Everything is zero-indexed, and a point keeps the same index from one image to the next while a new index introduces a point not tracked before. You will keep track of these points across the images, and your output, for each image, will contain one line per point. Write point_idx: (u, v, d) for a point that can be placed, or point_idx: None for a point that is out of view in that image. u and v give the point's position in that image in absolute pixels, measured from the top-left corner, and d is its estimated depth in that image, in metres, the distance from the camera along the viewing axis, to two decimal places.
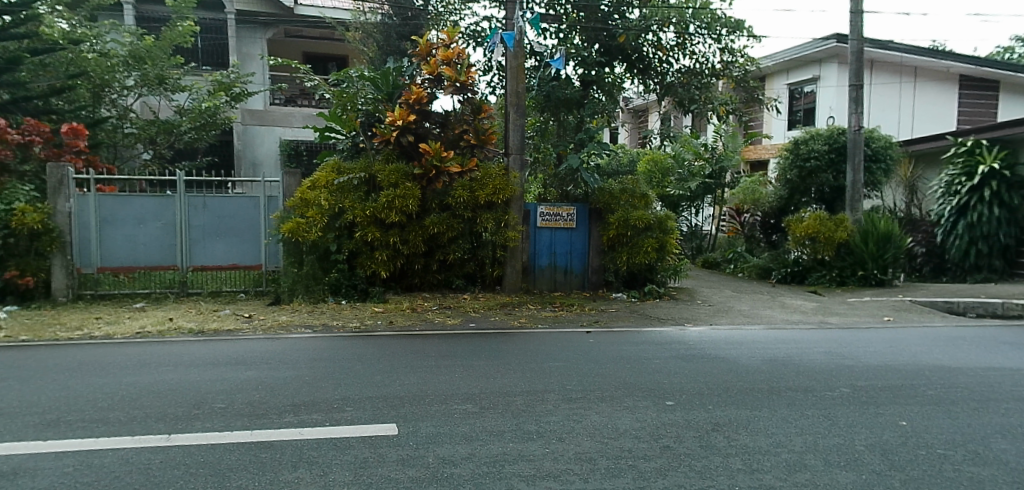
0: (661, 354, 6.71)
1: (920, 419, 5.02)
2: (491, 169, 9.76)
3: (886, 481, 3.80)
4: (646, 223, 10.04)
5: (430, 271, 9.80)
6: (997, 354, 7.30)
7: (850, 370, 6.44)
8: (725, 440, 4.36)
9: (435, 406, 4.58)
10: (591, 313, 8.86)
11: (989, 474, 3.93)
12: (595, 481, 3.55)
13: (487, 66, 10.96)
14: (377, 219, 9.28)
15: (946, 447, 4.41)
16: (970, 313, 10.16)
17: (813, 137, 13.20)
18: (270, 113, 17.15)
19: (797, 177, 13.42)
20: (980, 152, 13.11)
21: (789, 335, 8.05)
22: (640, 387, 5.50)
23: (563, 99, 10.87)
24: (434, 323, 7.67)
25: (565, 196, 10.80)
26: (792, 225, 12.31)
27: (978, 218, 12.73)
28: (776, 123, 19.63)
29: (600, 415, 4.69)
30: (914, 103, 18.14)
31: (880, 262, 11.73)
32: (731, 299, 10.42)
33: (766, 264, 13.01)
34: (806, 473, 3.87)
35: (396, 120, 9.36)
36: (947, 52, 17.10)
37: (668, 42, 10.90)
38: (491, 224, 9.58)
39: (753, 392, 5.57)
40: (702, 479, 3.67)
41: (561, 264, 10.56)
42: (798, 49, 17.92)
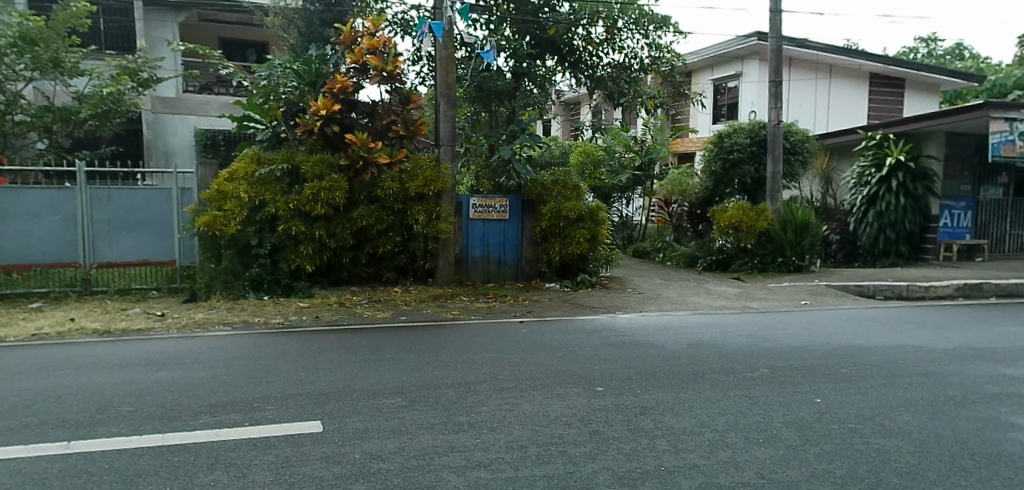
0: (591, 341, 6.84)
1: (833, 395, 5.31)
2: (421, 160, 9.63)
3: (802, 455, 4.01)
4: (578, 214, 10.17)
5: (359, 264, 9.60)
6: (901, 333, 7.84)
7: (769, 351, 6.76)
8: (653, 422, 4.49)
9: (363, 401, 4.48)
10: (524, 303, 8.92)
11: (894, 445, 4.23)
12: (526, 468, 3.58)
13: (416, 56, 10.80)
14: (302, 212, 9.02)
15: (856, 421, 4.69)
16: (878, 295, 10.82)
17: (736, 131, 13.78)
18: (184, 102, 16.31)
19: (721, 169, 13.99)
20: (888, 146, 13.98)
21: (714, 319, 8.38)
22: (571, 374, 5.57)
23: (496, 90, 10.85)
24: (362, 317, 7.53)
25: (497, 188, 10.83)
26: (717, 214, 12.81)
27: (886, 207, 13.66)
28: (701, 117, 20.33)
29: (532, 403, 4.73)
30: (830, 97, 18.98)
31: (798, 249, 12.32)
32: (659, 287, 10.73)
33: (692, 252, 13.55)
34: (728, 451, 4.03)
35: (320, 109, 9.08)
36: (858, 51, 18.13)
37: (598, 36, 11.02)
38: (422, 215, 9.46)
39: (679, 375, 5.75)
40: (630, 461, 3.77)
41: (494, 255, 10.57)
42: (721, 45, 18.59)
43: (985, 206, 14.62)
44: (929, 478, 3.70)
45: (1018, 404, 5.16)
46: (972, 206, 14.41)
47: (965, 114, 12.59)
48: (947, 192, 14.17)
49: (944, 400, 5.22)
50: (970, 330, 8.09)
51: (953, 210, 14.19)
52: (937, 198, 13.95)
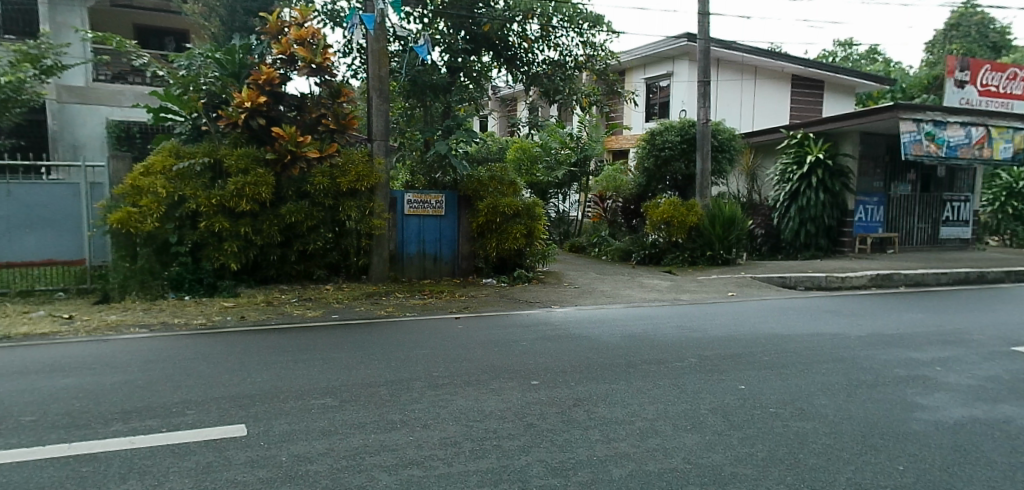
0: (527, 336, 6.89)
1: (756, 382, 5.57)
2: (353, 155, 9.46)
3: (726, 439, 4.19)
4: (514, 209, 10.22)
5: (288, 262, 9.32)
6: (819, 321, 8.31)
7: (697, 341, 7.02)
8: (586, 413, 4.57)
9: (291, 403, 4.36)
10: (460, 299, 8.89)
11: (811, 427, 4.47)
12: (459, 463, 3.58)
13: (347, 48, 10.56)
14: (225, 208, 8.67)
15: (777, 406, 4.94)
16: (799, 286, 11.37)
17: (667, 129, 14.23)
18: (94, 91, 15.39)
19: (653, 165, 14.40)
20: (808, 144, 14.74)
21: (646, 312, 8.63)
22: (506, 368, 5.60)
23: (430, 85, 10.77)
24: (291, 316, 7.31)
25: (433, 183, 10.82)
26: (649, 209, 13.18)
27: (806, 203, 14.43)
28: (634, 115, 20.81)
29: (467, 399, 4.73)
30: (755, 100, 19.75)
31: (725, 243, 12.78)
32: (594, 281, 10.94)
33: (626, 247, 13.92)
34: (657, 438, 4.16)
35: (244, 101, 8.75)
36: (780, 55, 18.98)
37: (533, 33, 11.08)
38: (354, 211, 9.26)
39: (612, 366, 5.89)
40: (563, 452, 3.83)
41: (430, 251, 10.49)
42: (653, 46, 19.07)
43: (895, 201, 15.62)
44: (841, 458, 3.93)
45: (921, 385, 5.57)
46: (883, 202, 15.41)
47: (877, 114, 13.41)
48: (862, 188, 15.07)
49: (856, 384, 5.56)
50: (880, 318, 8.65)
51: (868, 205, 15.11)
52: (853, 194, 14.81)
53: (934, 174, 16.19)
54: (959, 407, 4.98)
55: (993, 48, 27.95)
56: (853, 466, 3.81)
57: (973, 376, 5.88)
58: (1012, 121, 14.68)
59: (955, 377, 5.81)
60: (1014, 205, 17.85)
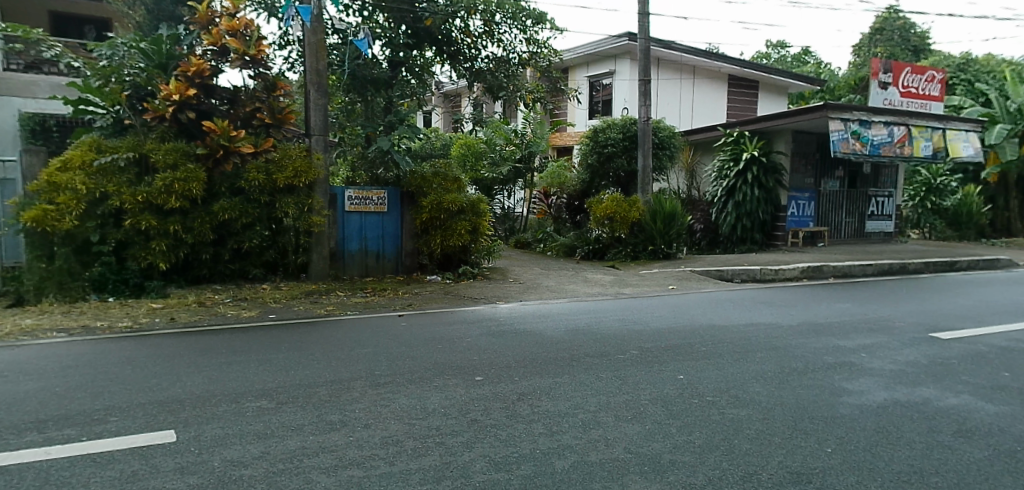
0: (472, 332, 6.88)
1: (693, 372, 5.74)
2: (290, 150, 9.19)
3: (665, 428, 4.30)
4: (459, 206, 10.17)
5: (221, 261, 9.00)
6: (754, 312, 8.64)
7: (638, 334, 7.17)
8: (529, 408, 4.61)
9: (223, 406, 4.21)
10: (404, 296, 8.79)
11: (745, 414, 4.64)
12: (401, 462, 3.54)
13: (283, 41, 10.29)
14: (152, 205, 8.29)
15: (713, 394, 5.10)
16: (735, 278, 11.78)
17: (609, 126, 14.51)
18: (5, 81, 14.43)
19: (597, 162, 14.70)
20: (744, 142, 15.29)
21: (590, 306, 8.77)
22: (449, 365, 5.57)
23: (370, 79, 10.69)
24: (225, 317, 7.06)
25: (375, 180, 10.64)
26: (593, 205, 13.44)
27: (743, 198, 14.95)
28: (578, 112, 21.06)
29: (409, 397, 4.68)
30: (694, 98, 20.35)
31: (666, 238, 13.11)
32: (539, 276, 11.03)
33: (571, 242, 14.09)
34: (599, 429, 4.23)
35: (171, 94, 8.44)
36: (717, 55, 19.61)
37: (476, 28, 11.02)
38: (292, 208, 9.02)
39: (556, 360, 5.96)
40: (506, 447, 3.85)
41: (373, 248, 10.32)
42: (595, 44, 19.36)
43: (825, 197, 16.38)
44: (773, 442, 4.10)
45: (847, 371, 5.87)
46: (814, 198, 16.13)
47: (808, 114, 14.04)
48: (794, 184, 15.75)
49: (788, 371, 5.81)
50: (810, 308, 9.06)
51: (799, 200, 15.81)
52: (786, 190, 15.46)
53: (860, 171, 17.11)
54: (881, 391, 5.28)
55: (913, 52, 29.73)
56: (784, 450, 3.97)
57: (894, 361, 6.24)
58: (929, 121, 15.75)
59: (878, 363, 6.15)
60: (932, 200, 19.14)
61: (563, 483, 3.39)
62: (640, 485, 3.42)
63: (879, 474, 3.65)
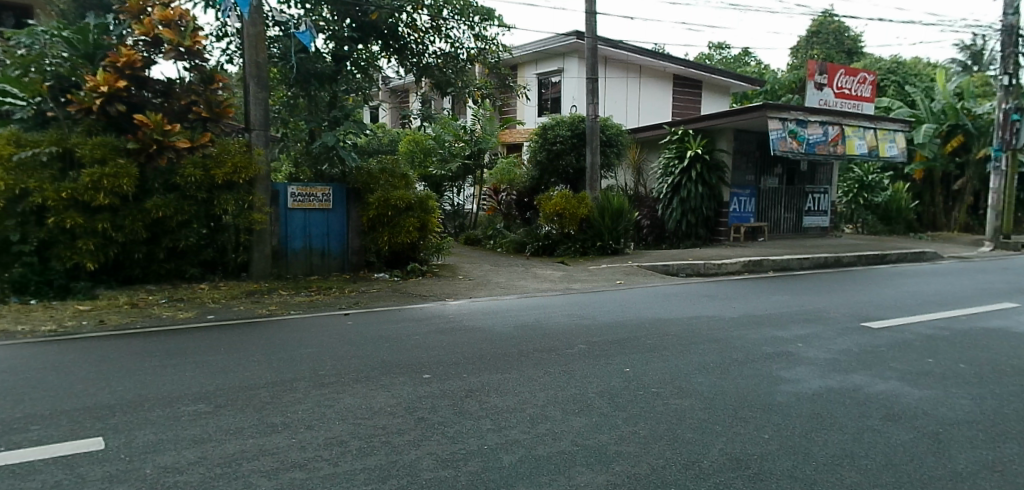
0: (420, 329, 6.83)
1: (639, 364, 5.86)
2: (229, 145, 8.89)
3: (612, 420, 4.38)
4: (407, 203, 10.06)
5: (155, 261, 8.66)
6: (697, 305, 8.89)
7: (585, 328, 7.29)
8: (477, 404, 4.61)
9: (157, 411, 4.05)
10: (350, 295, 8.63)
11: (687, 404, 4.78)
12: (346, 463, 3.49)
13: (220, 32, 9.95)
14: (79, 202, 7.89)
15: (657, 385, 5.23)
16: (681, 272, 12.05)
17: (558, 124, 14.67)
18: None
19: (546, 159, 14.81)
20: (688, 140, 15.72)
21: (539, 301, 8.84)
22: (397, 364, 5.52)
23: (315, 73, 10.44)
24: (160, 319, 6.78)
25: (320, 176, 10.42)
26: (543, 202, 13.55)
27: (688, 195, 15.35)
28: (527, 110, 21.15)
29: (355, 397, 4.61)
30: (640, 97, 20.75)
31: (614, 234, 13.34)
32: (489, 273, 11.04)
33: (520, 239, 14.14)
34: (547, 423, 4.28)
35: (99, 85, 8.07)
36: (662, 55, 20.03)
37: (422, 23, 10.91)
38: (231, 205, 8.73)
39: (505, 356, 5.98)
40: (454, 444, 3.84)
41: (317, 246, 10.10)
42: (544, 42, 19.49)
43: (765, 193, 16.97)
44: (715, 431, 4.23)
45: (785, 361, 6.11)
46: (754, 194, 16.70)
47: (748, 113, 14.53)
48: (736, 181, 16.28)
49: (729, 362, 6.00)
50: (751, 300, 9.38)
51: (741, 196, 16.35)
52: (728, 186, 15.96)
53: (798, 169, 17.80)
54: (815, 379, 5.52)
55: (847, 54, 31.10)
56: (724, 438, 4.11)
57: (828, 350, 6.54)
58: (861, 121, 16.53)
59: (814, 352, 6.43)
60: (864, 196, 19.93)
61: (512, 477, 3.41)
62: (587, 476, 3.47)
63: (813, 458, 3.82)
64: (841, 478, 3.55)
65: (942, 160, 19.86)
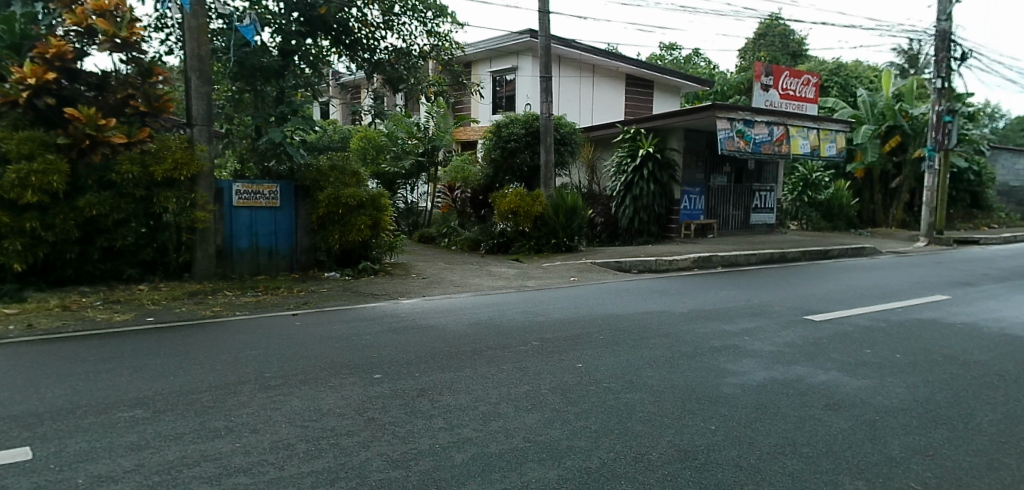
0: (372, 329, 6.75)
1: (591, 360, 5.94)
2: (169, 140, 8.57)
3: (564, 416, 4.43)
4: (358, 201, 9.91)
5: (89, 261, 8.30)
6: (649, 301, 9.07)
7: (539, 325, 7.33)
8: (430, 403, 4.58)
9: (90, 418, 3.87)
10: (299, 295, 8.46)
11: (637, 397, 4.87)
12: (292, 466, 3.42)
13: (158, 23, 9.58)
14: (4, 199, 7.49)
15: (609, 380, 5.31)
16: (633, 269, 12.28)
17: (512, 122, 14.71)
18: None
19: (500, 156, 14.80)
20: (640, 139, 16.05)
21: (494, 299, 8.85)
22: (347, 364, 5.43)
23: (260, 68, 10.13)
24: (95, 322, 6.49)
25: (267, 172, 10.19)
26: (498, 200, 13.54)
27: (640, 192, 15.60)
28: (482, 107, 21.14)
29: (303, 398, 4.52)
30: (593, 96, 21.02)
31: (568, 231, 13.44)
32: (443, 271, 10.98)
33: (475, 236, 14.15)
34: (500, 421, 4.29)
35: (27, 77, 7.67)
36: (614, 55, 20.28)
37: (373, 18, 10.77)
38: (172, 203, 8.42)
39: (458, 355, 5.96)
40: (405, 444, 3.81)
41: (264, 245, 9.84)
42: (497, 40, 19.48)
43: (714, 191, 17.43)
44: (664, 423, 4.32)
45: (731, 354, 6.29)
46: (704, 192, 17.14)
47: (697, 113, 14.88)
48: (686, 179, 16.69)
49: (678, 356, 6.14)
50: (700, 295, 9.62)
51: (691, 194, 16.77)
52: (678, 185, 16.32)
53: (745, 167, 18.33)
54: (759, 371, 5.71)
55: (791, 57, 32.26)
56: (673, 430, 4.21)
57: (773, 342, 6.77)
58: (805, 121, 17.12)
59: (759, 345, 6.65)
60: (808, 194, 20.80)
61: (463, 476, 3.41)
62: (538, 472, 3.50)
63: (757, 447, 3.95)
64: (783, 467, 3.67)
65: (882, 160, 20.87)
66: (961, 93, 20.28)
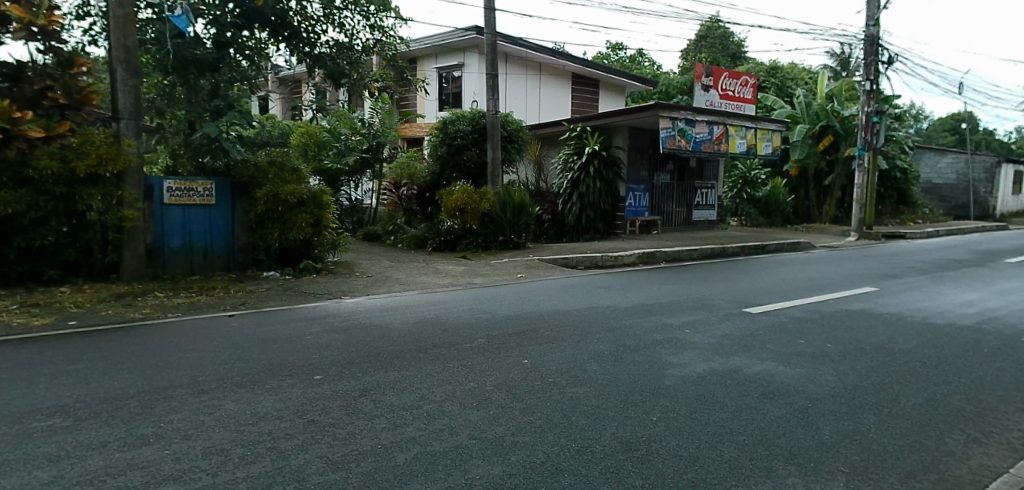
0: (313, 329, 6.60)
1: (537, 356, 5.98)
2: (92, 135, 8.13)
3: (509, 412, 4.45)
4: (298, 198, 9.70)
5: (6, 262, 7.84)
6: (593, 296, 9.22)
7: (486, 322, 7.35)
8: (372, 403, 4.52)
9: (4, 429, 3.66)
10: (237, 295, 8.19)
11: (582, 392, 4.94)
12: (225, 472, 3.31)
13: (81, 12, 9.08)
14: None
15: (554, 376, 5.36)
16: (580, 265, 12.41)
17: (459, 118, 14.68)
18: None
19: (447, 153, 14.72)
20: (586, 137, 16.28)
21: (440, 297, 8.79)
22: (286, 366, 5.29)
23: (193, 60, 9.75)
24: (10, 326, 6.11)
25: (201, 168, 9.84)
26: (444, 197, 13.46)
27: (586, 189, 15.80)
28: (428, 104, 20.98)
29: (238, 402, 4.37)
30: (540, 94, 21.15)
31: (515, 228, 13.49)
32: (388, 269, 10.83)
33: (422, 234, 13.93)
34: (445, 419, 4.27)
35: None
36: (561, 53, 20.42)
37: (314, 11, 10.52)
38: (97, 201, 8.01)
39: (402, 353, 5.90)
40: (346, 445, 3.75)
41: (198, 244, 9.48)
42: (443, 36, 19.34)
43: (658, 189, 17.84)
44: (606, 416, 4.41)
45: (672, 346, 6.46)
46: (648, 189, 17.47)
47: (641, 112, 15.20)
48: (630, 177, 17.02)
49: (622, 350, 6.26)
50: (644, 290, 9.84)
51: (636, 192, 17.07)
52: (623, 182, 16.62)
53: (687, 165, 18.84)
54: (698, 362, 5.89)
55: (732, 58, 33.30)
56: (614, 422, 4.30)
57: (713, 335, 6.98)
58: (743, 121, 17.68)
59: (698, 337, 6.85)
60: (747, 191, 21.61)
61: (405, 475, 3.38)
62: (482, 469, 3.50)
63: (695, 437, 4.07)
64: (720, 455, 3.80)
65: (815, 158, 21.79)
66: (888, 96, 21.39)
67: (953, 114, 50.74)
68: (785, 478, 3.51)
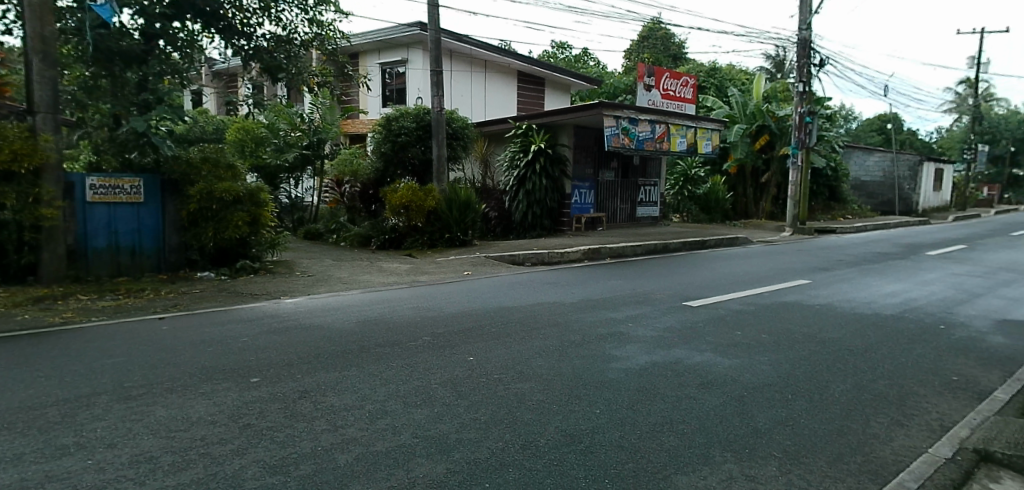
0: (251, 330, 6.40)
1: (482, 352, 5.99)
2: (5, 129, 7.67)
3: (453, 409, 4.44)
4: (235, 195, 9.32)
5: None
6: (539, 292, 9.29)
7: (431, 320, 7.30)
8: (312, 405, 4.42)
9: None
10: (169, 297, 7.87)
11: (526, 387, 4.97)
12: (154, 481, 3.18)
13: None
14: None
15: (499, 372, 5.38)
16: (526, 262, 12.49)
17: (403, 115, 14.50)
18: None
19: (391, 150, 14.55)
20: (532, 135, 16.37)
21: (384, 295, 8.67)
22: (221, 369, 5.11)
23: (120, 52, 9.25)
24: None
25: (127, 165, 9.36)
26: (389, 194, 13.28)
27: (532, 187, 15.92)
28: (371, 100, 20.63)
29: (169, 408, 4.20)
30: (485, 92, 21.14)
31: (461, 225, 13.44)
32: (330, 268, 10.62)
33: (365, 232, 13.84)
34: (388, 419, 4.22)
35: None
36: (506, 51, 20.45)
37: (249, 3, 10.22)
38: (11, 199, 7.54)
39: (344, 354, 5.79)
40: (284, 449, 3.66)
41: (125, 244, 9.05)
42: (385, 32, 19.04)
43: (602, 186, 18.11)
44: (550, 410, 4.46)
45: (615, 340, 6.58)
46: (593, 187, 17.77)
47: (585, 110, 15.40)
48: (576, 174, 17.23)
49: (566, 345, 6.34)
50: (588, 286, 9.99)
51: (581, 188, 17.32)
52: (569, 179, 16.82)
53: (631, 162, 19.18)
54: (640, 355, 6.03)
55: (673, 59, 34.18)
56: (557, 415, 4.36)
57: (654, 328, 7.15)
58: (683, 120, 18.16)
59: (640, 331, 7.00)
60: (688, 188, 22.15)
61: (346, 477, 3.33)
62: (425, 468, 3.48)
63: (636, 428, 4.17)
64: (660, 444, 3.90)
65: (752, 157, 22.52)
66: (818, 97, 22.39)
67: (880, 115, 53.62)
68: (721, 464, 3.64)
